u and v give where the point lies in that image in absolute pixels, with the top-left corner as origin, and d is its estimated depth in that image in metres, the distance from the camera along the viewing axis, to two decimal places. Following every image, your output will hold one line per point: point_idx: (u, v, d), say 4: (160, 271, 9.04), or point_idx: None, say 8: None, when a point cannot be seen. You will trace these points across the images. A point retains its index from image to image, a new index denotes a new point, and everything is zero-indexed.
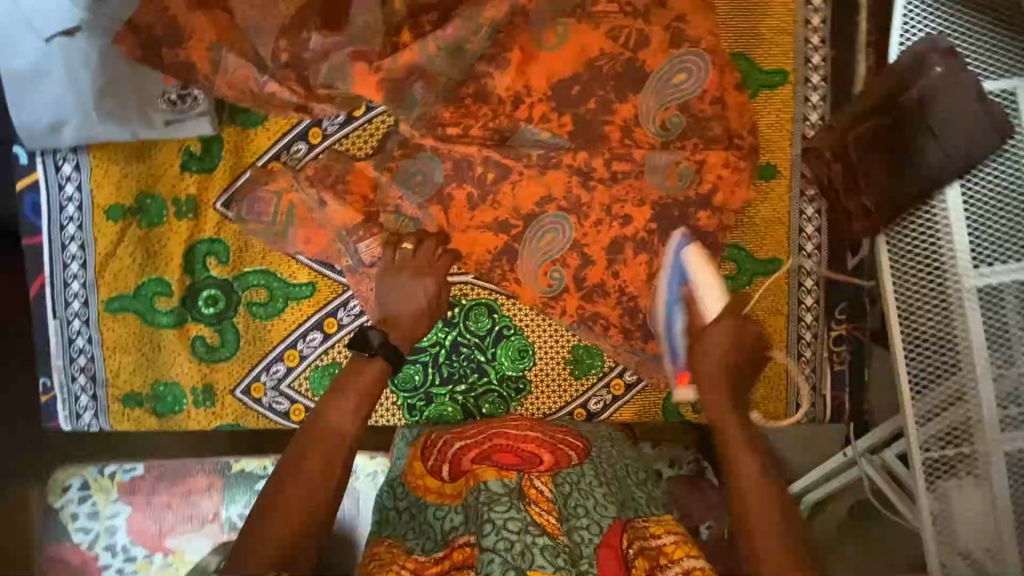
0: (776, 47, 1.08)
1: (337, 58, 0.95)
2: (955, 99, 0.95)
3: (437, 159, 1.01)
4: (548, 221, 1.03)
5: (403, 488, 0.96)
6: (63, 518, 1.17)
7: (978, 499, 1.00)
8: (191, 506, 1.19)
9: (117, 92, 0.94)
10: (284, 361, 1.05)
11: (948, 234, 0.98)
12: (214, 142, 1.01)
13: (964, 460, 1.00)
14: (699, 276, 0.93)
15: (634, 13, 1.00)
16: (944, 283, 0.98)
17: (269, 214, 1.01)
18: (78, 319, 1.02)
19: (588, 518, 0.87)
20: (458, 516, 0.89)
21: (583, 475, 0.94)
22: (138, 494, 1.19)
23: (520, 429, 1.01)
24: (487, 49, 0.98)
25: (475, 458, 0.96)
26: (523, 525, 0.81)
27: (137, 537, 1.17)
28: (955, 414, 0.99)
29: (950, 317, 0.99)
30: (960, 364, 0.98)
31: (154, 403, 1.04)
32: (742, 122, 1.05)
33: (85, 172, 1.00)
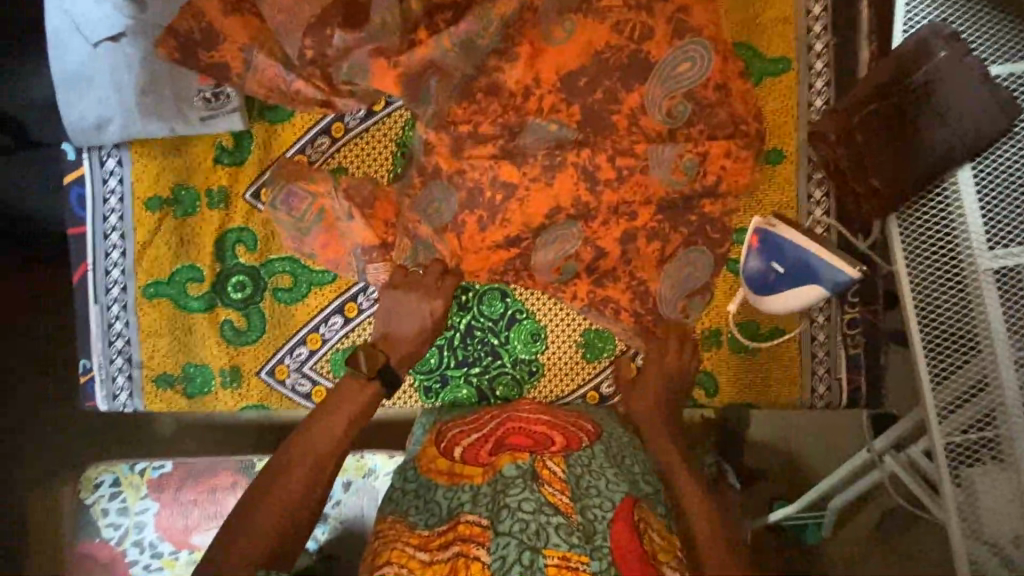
0: (778, 36, 1.11)
1: (360, 56, 1.01)
2: (958, 86, 0.96)
3: (451, 187, 1.04)
4: (560, 230, 1.06)
5: (415, 472, 0.95)
6: (94, 513, 1.22)
7: (1002, 485, 0.98)
8: (216, 503, 1.23)
9: (159, 91, 1.02)
10: (307, 344, 1.09)
11: (960, 216, 0.98)
12: (245, 136, 1.08)
13: (986, 444, 0.99)
14: (794, 294, 0.97)
15: (638, 7, 1.04)
16: (959, 264, 0.97)
17: (299, 212, 1.06)
18: (117, 304, 1.08)
19: (600, 496, 0.87)
20: (466, 494, 0.89)
21: (594, 457, 0.93)
22: (165, 491, 1.24)
23: (533, 413, 1.00)
24: (498, 44, 1.02)
25: (487, 445, 0.95)
26: (537, 506, 0.82)
27: (165, 533, 1.22)
28: (977, 397, 0.98)
29: (966, 298, 0.98)
30: (979, 346, 0.97)
31: (185, 383, 1.09)
32: (747, 109, 1.08)
33: (128, 167, 1.08)
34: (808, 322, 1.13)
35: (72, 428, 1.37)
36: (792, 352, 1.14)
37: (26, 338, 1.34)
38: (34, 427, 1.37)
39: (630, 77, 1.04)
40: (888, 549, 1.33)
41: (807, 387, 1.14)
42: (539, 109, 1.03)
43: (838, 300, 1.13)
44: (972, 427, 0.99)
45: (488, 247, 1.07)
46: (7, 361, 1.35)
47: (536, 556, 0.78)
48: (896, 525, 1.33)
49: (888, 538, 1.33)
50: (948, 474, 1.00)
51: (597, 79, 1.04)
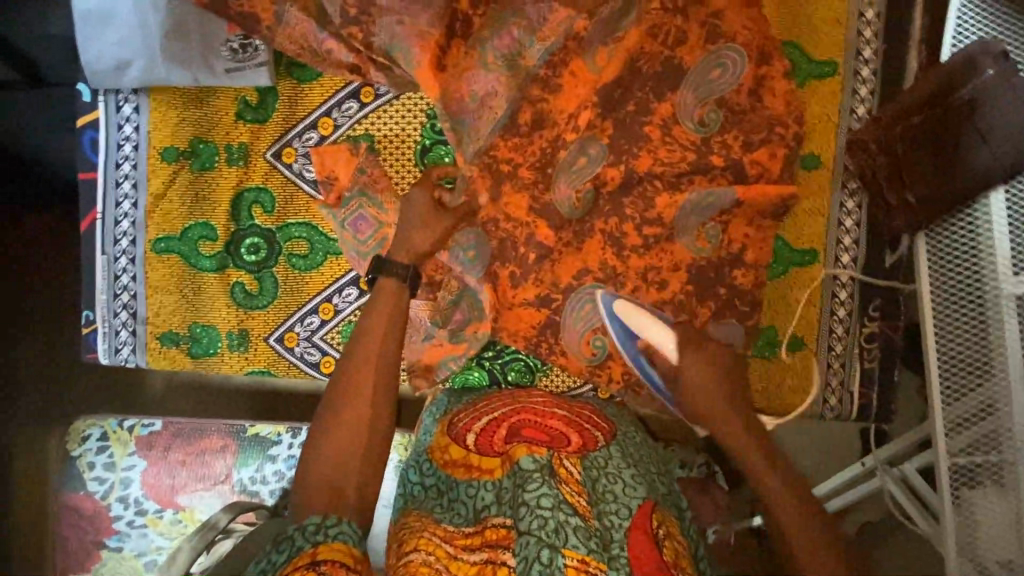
0: (828, 37, 1.07)
1: (401, 19, 0.98)
2: (1005, 106, 0.94)
3: (484, 236, 1.07)
4: (587, 292, 1.08)
5: (430, 463, 0.95)
6: (80, 466, 1.21)
7: (1002, 510, 0.96)
8: (204, 466, 1.21)
9: (183, 36, 0.97)
10: (319, 314, 1.06)
11: (988, 234, 0.95)
12: (270, 93, 1.04)
13: (991, 469, 0.96)
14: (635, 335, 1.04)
15: (674, 9, 1.02)
16: (981, 287, 0.94)
17: (365, 235, 1.03)
18: (125, 256, 1.05)
19: (617, 502, 0.85)
20: (490, 494, 0.87)
21: (610, 458, 0.92)
22: (154, 449, 1.22)
23: (548, 406, 0.98)
24: (539, 25, 1.01)
25: (502, 431, 0.94)
26: (556, 503, 0.80)
27: (150, 491, 1.19)
28: (986, 419, 0.95)
29: (984, 321, 0.95)
30: (993, 368, 0.95)
31: (190, 343, 1.06)
32: (787, 110, 1.05)
33: (144, 114, 1.03)
34: (826, 332, 1.11)
35: (74, 381, 1.35)
36: (808, 363, 1.12)
37: (32, 297, 1.33)
38: (31, 380, 1.35)
39: (672, 70, 1.02)
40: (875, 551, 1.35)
41: (818, 398, 1.12)
42: (580, 93, 1.02)
43: (858, 313, 1.11)
44: (977, 448, 0.97)
45: (520, 304, 1.08)
46: (9, 329, 1.34)
47: (556, 555, 0.75)
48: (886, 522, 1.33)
49: (879, 546, 1.34)
50: (949, 493, 0.99)
51: (639, 69, 1.02)
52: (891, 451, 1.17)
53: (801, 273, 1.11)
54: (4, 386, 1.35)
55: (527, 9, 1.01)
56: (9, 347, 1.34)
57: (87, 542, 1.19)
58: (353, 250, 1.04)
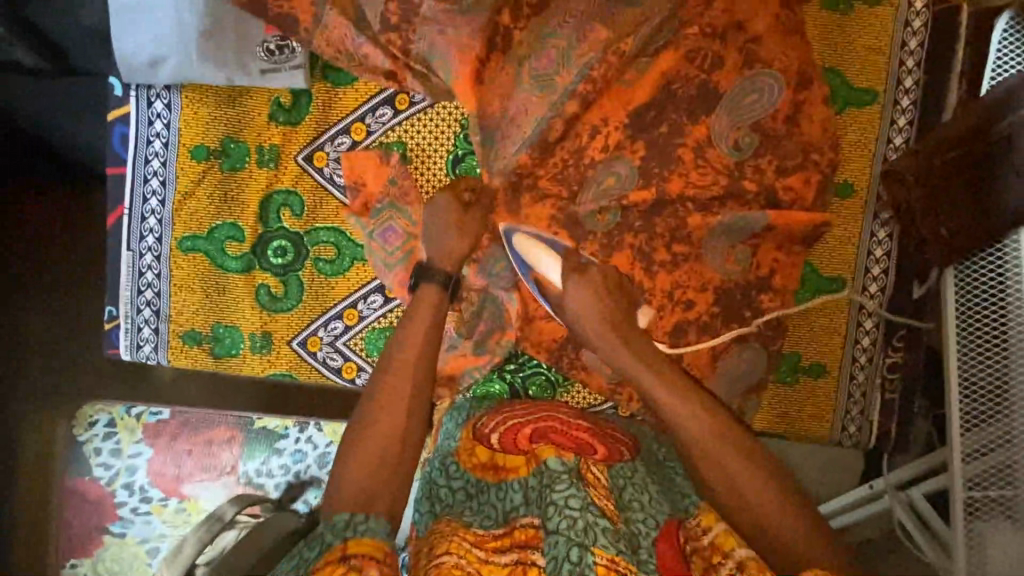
0: (868, 65, 1.06)
1: (442, 29, 0.97)
2: None
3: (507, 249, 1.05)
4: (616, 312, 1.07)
5: (457, 466, 0.93)
6: (87, 451, 1.21)
7: (1016, 547, 0.88)
8: (211, 456, 1.20)
9: (219, 35, 0.95)
10: (343, 320, 1.06)
11: (1016, 265, 0.90)
12: (303, 95, 1.03)
13: (1003, 503, 0.90)
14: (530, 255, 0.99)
15: (714, 32, 1.00)
16: (1005, 319, 0.91)
17: (393, 246, 1.02)
18: (150, 253, 1.04)
19: (644, 512, 0.84)
20: (518, 495, 0.86)
21: (636, 470, 0.92)
22: (161, 437, 1.21)
23: (573, 418, 0.98)
24: (577, 46, 0.98)
25: (528, 430, 0.94)
26: (585, 504, 0.79)
27: (155, 479, 1.19)
28: (1004, 450, 0.89)
29: (1009, 354, 0.90)
30: (1013, 399, 0.89)
31: (212, 343, 1.06)
32: (823, 137, 1.04)
33: (176, 111, 1.02)
34: (849, 362, 1.11)
35: (76, 375, 1.30)
36: (828, 390, 1.12)
37: (41, 286, 1.29)
38: (33, 369, 1.30)
39: (709, 93, 1.01)
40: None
41: (838, 425, 1.12)
42: (614, 112, 1.01)
43: (883, 343, 1.11)
44: (990, 481, 0.91)
45: (545, 318, 1.07)
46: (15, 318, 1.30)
47: (585, 553, 0.73)
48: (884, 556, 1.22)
49: None
50: (961, 523, 0.92)
51: (674, 91, 1.01)
52: (900, 476, 1.07)
53: (829, 300, 1.10)
54: (6, 377, 1.30)
55: (565, 27, 0.99)
56: (11, 337, 1.30)
57: (89, 527, 1.20)
58: (378, 260, 1.02)
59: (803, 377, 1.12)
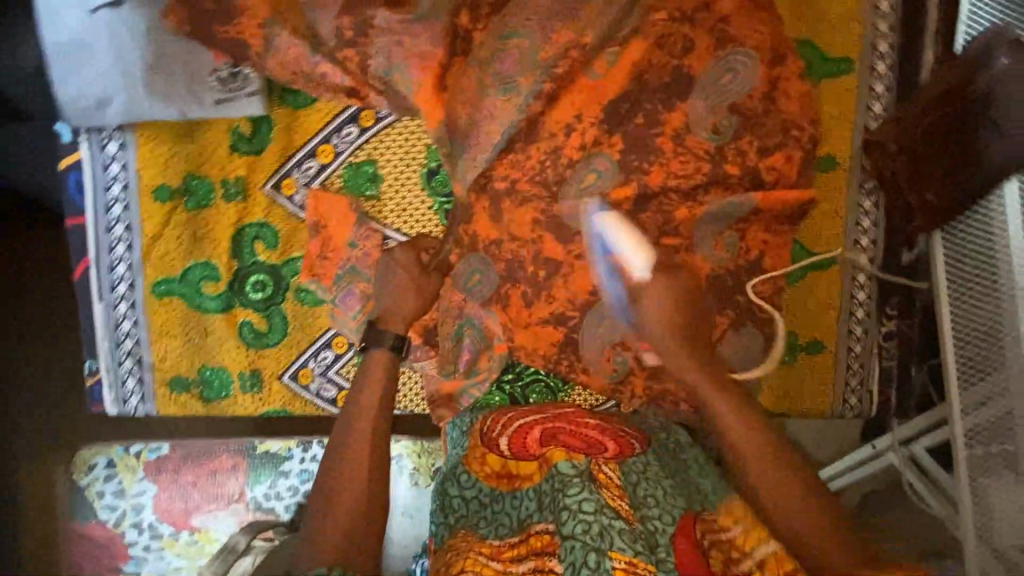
0: (842, 34, 1.04)
1: (399, 40, 0.92)
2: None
3: (489, 260, 1.03)
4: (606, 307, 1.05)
5: (468, 475, 0.92)
6: (89, 496, 1.16)
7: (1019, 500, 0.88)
8: (217, 486, 1.18)
9: (165, 69, 0.91)
10: (332, 349, 1.03)
11: (1002, 220, 0.89)
12: (263, 122, 0.98)
13: (1005, 459, 0.90)
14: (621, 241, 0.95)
15: (682, 16, 0.97)
16: (994, 276, 0.90)
17: (355, 310, 0.99)
18: (124, 302, 1.00)
19: (659, 508, 0.84)
20: (532, 503, 0.86)
21: (648, 464, 0.91)
22: (163, 473, 1.18)
23: (580, 416, 0.97)
24: (540, 46, 0.95)
25: (535, 430, 0.94)
26: (598, 506, 0.79)
27: (163, 515, 1.17)
28: (1000, 404, 0.89)
29: (1000, 312, 0.89)
30: (1006, 357, 0.88)
31: (201, 388, 1.03)
32: (801, 112, 1.02)
33: (131, 151, 0.97)
34: (845, 334, 1.11)
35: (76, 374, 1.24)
36: (826, 364, 1.12)
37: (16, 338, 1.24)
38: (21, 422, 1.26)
39: (682, 79, 0.98)
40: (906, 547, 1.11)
41: (839, 398, 1.12)
42: (585, 108, 0.98)
43: (877, 313, 1.11)
44: (991, 437, 0.90)
45: (535, 323, 1.05)
46: None
47: (603, 558, 0.74)
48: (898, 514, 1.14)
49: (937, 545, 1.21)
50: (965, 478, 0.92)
51: (646, 81, 0.98)
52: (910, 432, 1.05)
53: (817, 276, 1.09)
54: None
55: (527, 26, 0.95)
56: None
57: (101, 567, 1.17)
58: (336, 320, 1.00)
59: (801, 355, 1.11)
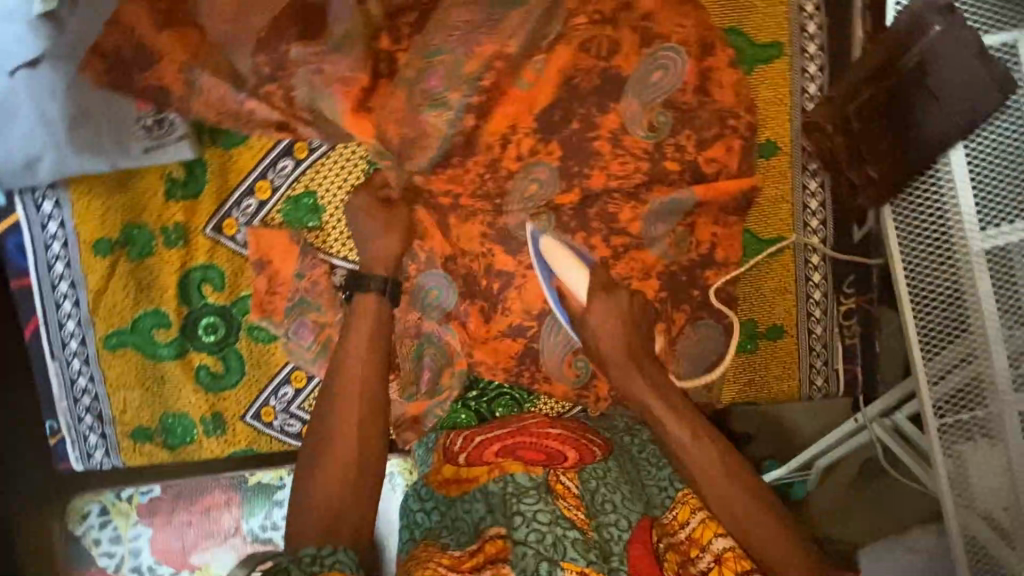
0: (770, 19, 1.03)
1: (319, 69, 0.92)
2: (958, 61, 0.88)
3: (443, 278, 1.02)
4: (561, 315, 1.04)
5: (427, 488, 0.93)
6: (86, 545, 1.05)
7: (993, 460, 0.91)
8: (213, 522, 1.06)
9: (91, 122, 0.90)
10: (292, 384, 1.03)
11: (951, 190, 0.90)
12: (197, 165, 0.97)
13: (976, 423, 0.91)
14: (557, 261, 0.96)
15: (604, 18, 0.96)
16: (948, 245, 0.90)
17: (309, 342, 1.00)
18: (78, 358, 1.00)
19: (616, 513, 0.85)
20: (481, 504, 0.87)
21: (608, 470, 0.91)
22: (159, 515, 1.06)
23: (541, 426, 0.96)
24: (465, 61, 0.94)
25: (495, 445, 0.94)
26: (553, 517, 0.82)
27: (162, 557, 1.04)
28: (967, 371, 0.90)
29: (957, 280, 0.90)
30: (967, 324, 0.90)
31: (164, 436, 1.02)
32: (736, 101, 1.01)
33: (67, 208, 0.96)
34: (805, 317, 1.10)
35: None
36: (790, 349, 1.11)
37: None
38: None
39: (611, 81, 0.97)
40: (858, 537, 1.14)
41: (804, 380, 1.12)
42: (518, 118, 0.97)
43: (834, 293, 1.10)
44: (960, 404, 0.91)
45: (493, 337, 1.04)
46: None
47: (554, 567, 0.77)
48: (868, 499, 1.16)
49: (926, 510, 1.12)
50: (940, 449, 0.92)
51: (576, 85, 0.97)
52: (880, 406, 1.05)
53: (771, 262, 1.09)
54: None
55: (450, 42, 0.94)
56: None
57: None
58: (291, 355, 1.00)
59: (762, 342, 1.11)
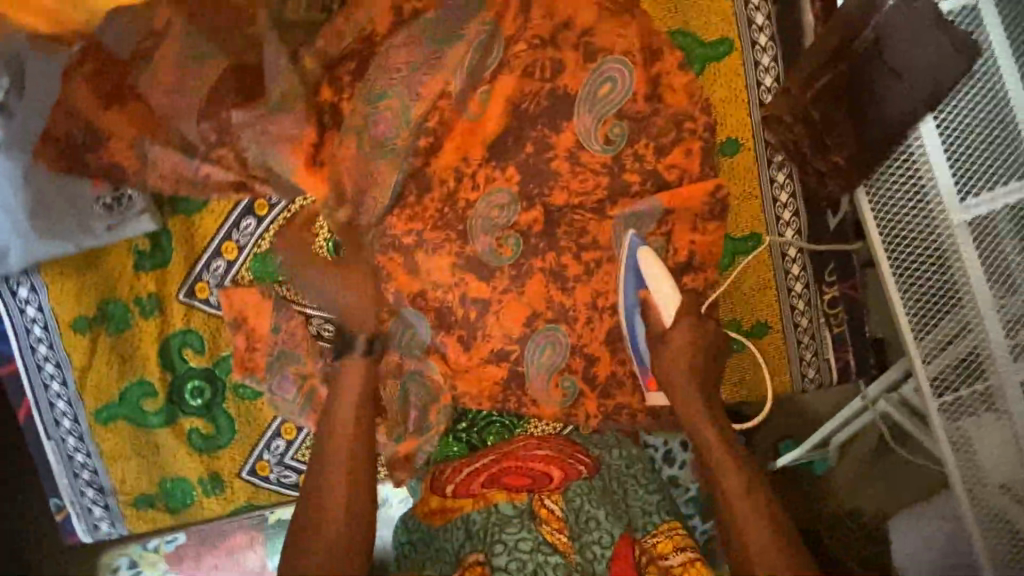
0: (716, 15, 1.02)
1: (264, 128, 0.91)
2: (913, 33, 0.89)
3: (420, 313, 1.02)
4: (542, 337, 1.03)
5: (414, 520, 0.94)
6: None
7: (998, 428, 0.91)
8: (239, 563, 1.09)
9: (49, 208, 0.92)
10: (283, 436, 1.04)
11: (927, 168, 0.89)
12: (163, 235, 0.99)
13: (978, 393, 0.91)
14: (653, 280, 0.95)
15: (544, 40, 0.95)
16: (928, 220, 0.89)
17: (292, 394, 0.99)
18: (72, 435, 1.01)
19: (599, 531, 0.87)
20: (461, 534, 0.88)
21: (592, 488, 0.92)
22: (185, 561, 1.09)
23: (529, 447, 0.97)
24: (411, 101, 0.94)
25: (482, 474, 0.95)
26: (534, 544, 0.84)
27: None
28: (960, 344, 0.90)
29: (941, 254, 0.90)
30: (955, 297, 0.90)
31: (166, 500, 1.04)
32: (691, 103, 1.00)
33: (42, 291, 0.98)
34: (789, 311, 1.09)
35: None
36: (778, 345, 1.10)
37: None
38: None
39: (560, 101, 0.97)
40: (871, 506, 1.20)
41: (796, 375, 1.10)
42: (472, 150, 0.97)
43: (816, 283, 1.08)
44: (958, 377, 0.92)
45: (476, 366, 1.04)
46: None
47: None
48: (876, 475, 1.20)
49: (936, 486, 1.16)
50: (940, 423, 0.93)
51: (525, 110, 0.97)
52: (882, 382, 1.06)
53: (749, 259, 1.07)
54: None
55: (394, 84, 0.93)
56: None
57: None
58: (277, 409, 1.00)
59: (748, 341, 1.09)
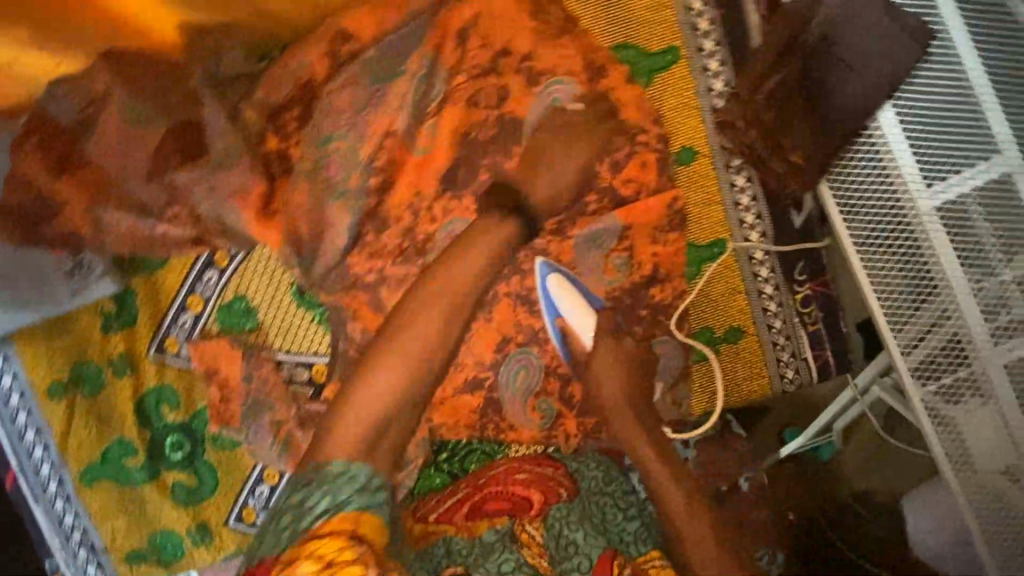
0: (658, 24, 1.03)
1: (214, 184, 0.93)
2: (861, 27, 0.90)
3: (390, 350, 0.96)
4: (516, 359, 1.00)
5: None
6: None
7: (988, 422, 0.85)
8: None
9: (11, 280, 0.93)
10: (266, 481, 1.04)
11: (889, 154, 0.88)
12: (127, 295, 1.01)
13: (963, 384, 0.87)
14: (568, 307, 0.96)
15: (485, 69, 0.96)
16: (896, 207, 0.88)
17: (267, 441, 0.99)
18: (60, 498, 1.02)
19: (578, 555, 0.87)
20: (442, 553, 0.91)
21: (571, 510, 0.92)
22: None
23: (508, 472, 0.97)
24: (359, 141, 0.94)
25: (463, 507, 0.96)
26: (516, 566, 0.86)
27: None
28: (939, 333, 0.86)
29: (912, 241, 0.87)
30: (930, 284, 0.87)
31: (157, 554, 1.04)
32: (641, 116, 0.99)
33: (16, 361, 0.99)
34: (761, 314, 1.08)
35: None
36: (754, 348, 1.09)
37: None
38: None
39: (508, 125, 0.95)
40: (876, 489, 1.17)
41: (774, 376, 1.09)
42: (423, 183, 0.96)
43: (787, 283, 1.07)
44: (940, 368, 0.88)
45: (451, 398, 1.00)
46: None
47: None
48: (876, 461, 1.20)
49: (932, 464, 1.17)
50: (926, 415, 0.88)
51: (474, 138, 0.96)
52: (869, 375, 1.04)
53: (716, 265, 1.07)
54: None
55: (340, 126, 0.94)
56: None
57: None
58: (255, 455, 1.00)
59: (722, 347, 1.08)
